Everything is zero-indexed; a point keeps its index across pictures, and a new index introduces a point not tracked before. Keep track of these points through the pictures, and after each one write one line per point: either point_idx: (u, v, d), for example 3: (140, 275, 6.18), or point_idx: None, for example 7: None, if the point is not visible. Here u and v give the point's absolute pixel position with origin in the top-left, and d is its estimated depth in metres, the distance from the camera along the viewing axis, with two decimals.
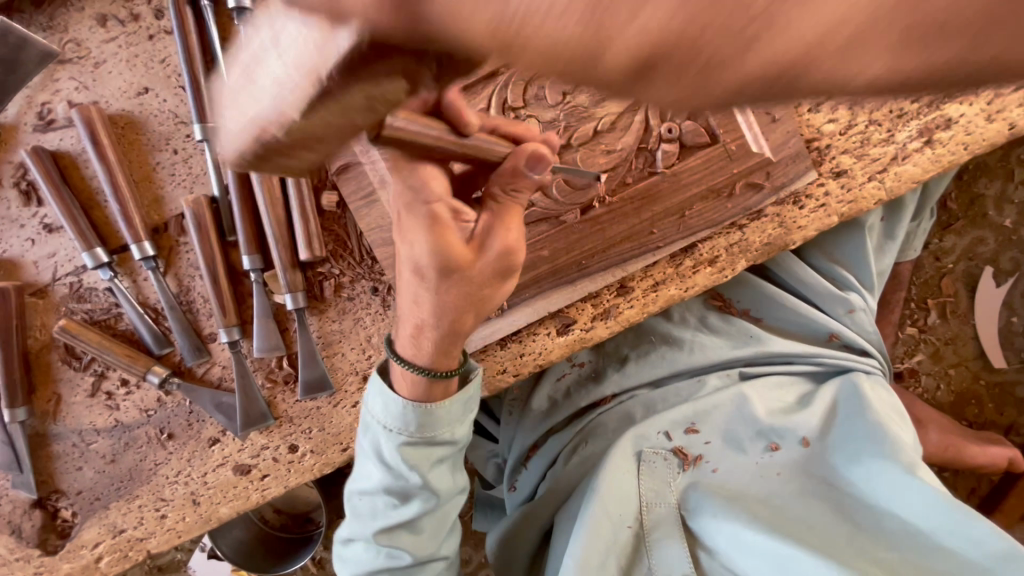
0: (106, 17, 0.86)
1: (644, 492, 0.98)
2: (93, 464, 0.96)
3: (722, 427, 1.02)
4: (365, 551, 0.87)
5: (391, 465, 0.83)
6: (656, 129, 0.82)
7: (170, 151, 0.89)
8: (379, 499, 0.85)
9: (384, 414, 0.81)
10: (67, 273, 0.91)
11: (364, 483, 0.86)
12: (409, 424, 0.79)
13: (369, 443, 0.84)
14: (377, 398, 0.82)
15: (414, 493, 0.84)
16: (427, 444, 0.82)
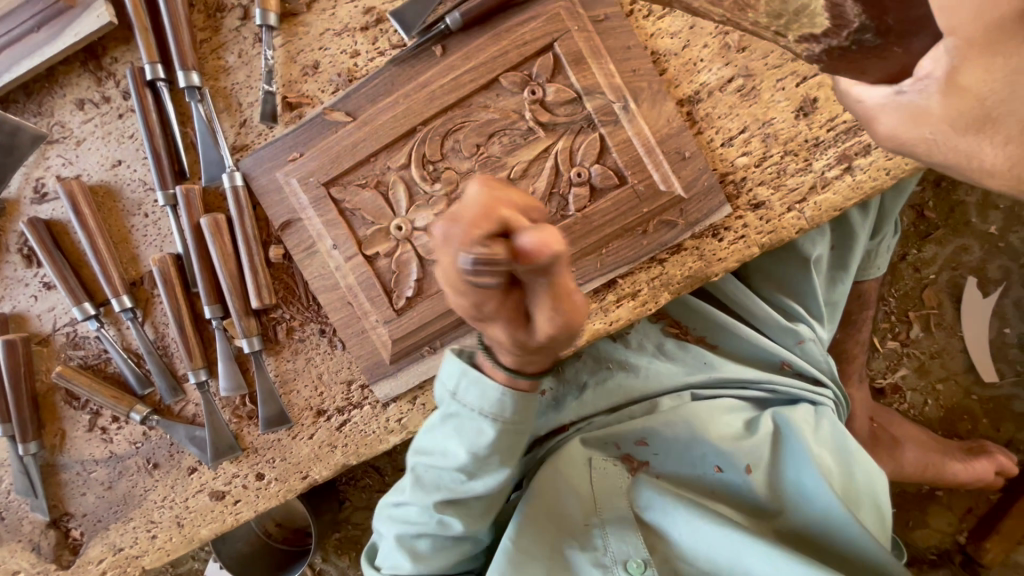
0: (84, 101, 0.99)
1: (595, 497, 1.00)
2: (94, 490, 1.09)
3: (672, 444, 1.01)
4: (420, 519, 0.89)
5: (475, 448, 0.82)
6: (565, 173, 0.86)
7: (142, 215, 1.00)
8: (450, 477, 0.86)
9: (480, 400, 0.79)
10: (64, 324, 1.05)
11: (435, 458, 0.86)
12: (504, 412, 0.78)
13: (451, 425, 0.83)
14: (473, 382, 0.79)
15: (486, 475, 0.86)
16: (514, 431, 0.81)
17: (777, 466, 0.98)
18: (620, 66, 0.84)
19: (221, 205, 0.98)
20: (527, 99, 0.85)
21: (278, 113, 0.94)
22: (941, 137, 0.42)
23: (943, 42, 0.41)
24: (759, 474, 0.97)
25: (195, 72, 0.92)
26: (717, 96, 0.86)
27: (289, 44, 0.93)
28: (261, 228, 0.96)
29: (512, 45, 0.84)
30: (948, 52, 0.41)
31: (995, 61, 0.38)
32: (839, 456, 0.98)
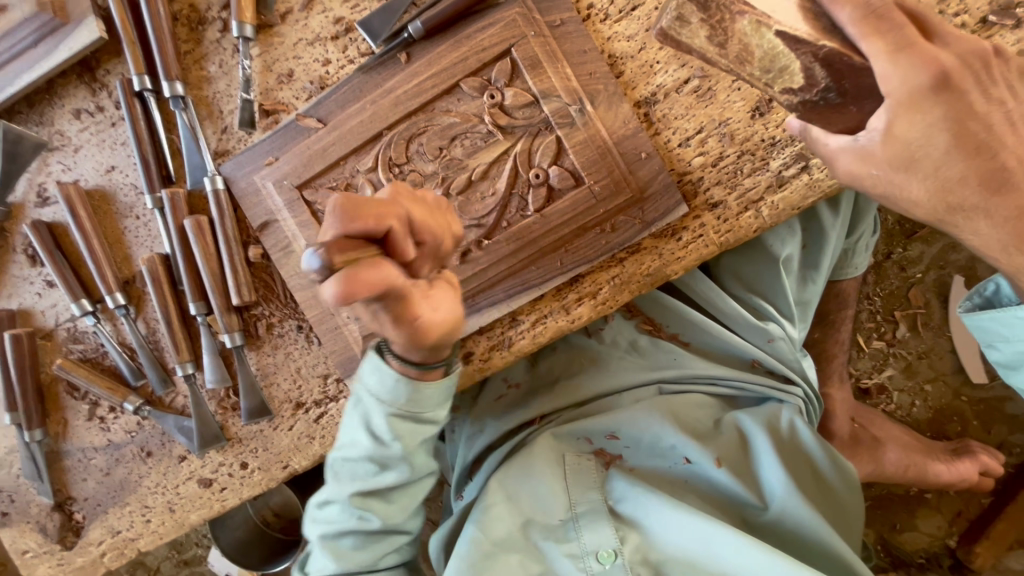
0: (80, 110, 1.05)
1: (568, 491, 1.00)
2: (94, 476, 1.16)
3: (643, 438, 1.02)
4: (342, 514, 0.93)
5: (378, 435, 0.89)
6: (525, 174, 0.88)
7: (134, 217, 1.06)
8: (363, 467, 0.91)
9: (379, 388, 0.86)
10: (65, 320, 1.12)
11: (347, 451, 0.92)
12: (399, 399, 0.85)
13: (358, 415, 0.90)
14: (373, 373, 0.86)
15: (396, 464, 0.91)
16: (412, 419, 0.88)
17: (746, 463, 0.98)
18: (576, 69, 0.86)
19: (206, 207, 1.03)
20: (486, 103, 0.88)
21: (256, 120, 0.98)
22: (883, 173, 0.70)
23: (885, 103, 0.66)
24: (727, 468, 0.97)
25: (178, 82, 0.97)
26: (673, 98, 0.87)
27: (265, 54, 0.98)
28: (241, 229, 1.01)
29: (471, 51, 0.87)
30: (887, 111, 0.66)
31: (918, 117, 0.65)
32: (809, 455, 0.97)
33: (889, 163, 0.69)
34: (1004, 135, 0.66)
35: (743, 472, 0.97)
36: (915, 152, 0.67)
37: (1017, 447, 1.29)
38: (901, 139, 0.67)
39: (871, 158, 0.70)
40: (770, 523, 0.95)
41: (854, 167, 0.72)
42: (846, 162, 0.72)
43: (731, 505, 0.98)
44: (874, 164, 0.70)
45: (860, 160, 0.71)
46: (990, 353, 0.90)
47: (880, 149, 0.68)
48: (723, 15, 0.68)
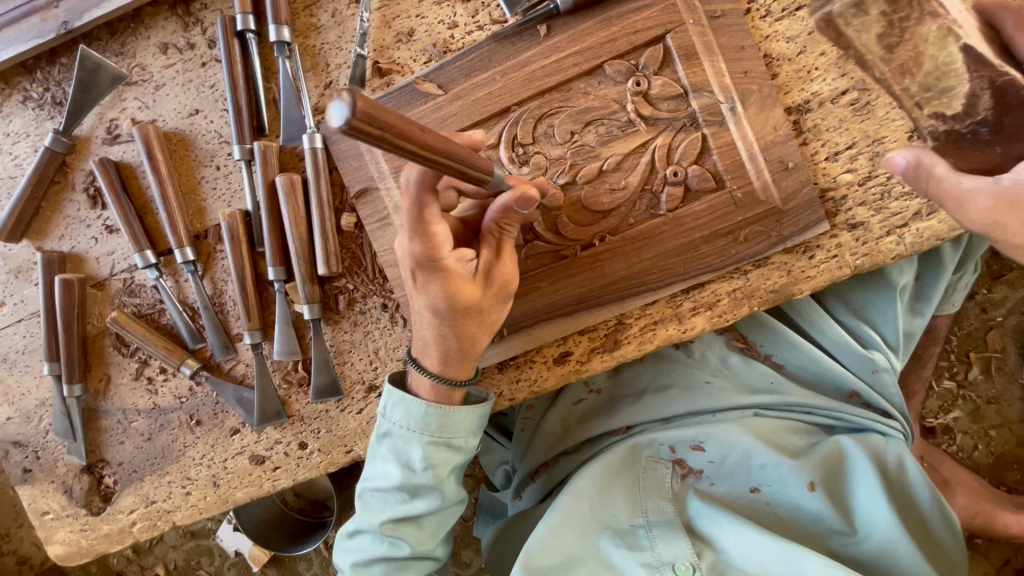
0: (167, 45, 0.97)
1: (643, 498, 0.97)
2: (133, 440, 1.07)
3: (730, 454, 0.98)
4: (372, 544, 0.86)
5: (409, 464, 0.83)
6: (661, 171, 0.83)
7: (213, 167, 0.98)
8: (392, 497, 0.85)
9: (406, 418, 0.83)
10: (121, 270, 1.03)
11: (377, 482, 0.86)
12: (431, 426, 0.82)
13: (386, 447, 0.85)
14: (397, 405, 0.84)
15: (426, 492, 0.84)
16: (446, 446, 0.84)
17: (839, 490, 0.95)
18: (731, 65, 0.81)
19: (296, 165, 0.96)
20: (630, 90, 0.82)
21: (366, 78, 0.91)
22: None
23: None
24: (819, 493, 0.93)
25: (286, 27, 0.89)
26: (827, 108, 0.82)
27: (385, 8, 0.91)
28: (335, 194, 0.94)
29: (622, 31, 0.82)
30: None
31: None
32: (906, 489, 0.94)
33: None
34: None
35: (835, 499, 0.93)
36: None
37: None
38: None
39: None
40: (857, 554, 0.91)
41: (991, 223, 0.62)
42: (983, 205, 0.62)
43: (816, 532, 0.93)
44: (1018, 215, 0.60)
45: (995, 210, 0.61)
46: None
47: None
48: (912, 12, 0.61)
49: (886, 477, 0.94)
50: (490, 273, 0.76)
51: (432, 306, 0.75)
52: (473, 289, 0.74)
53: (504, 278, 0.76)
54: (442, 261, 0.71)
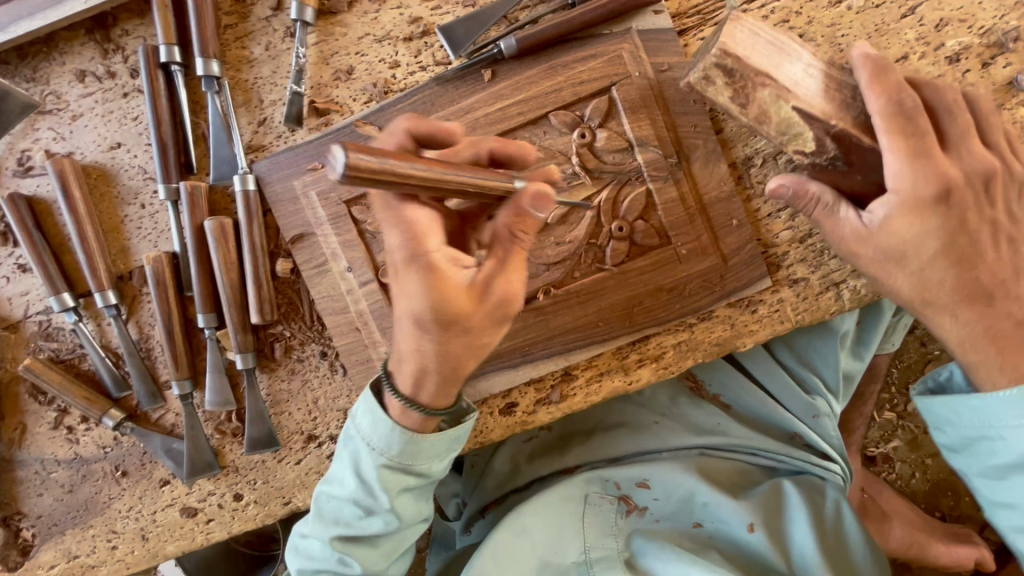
0: (85, 73, 0.90)
1: (583, 535, 0.94)
2: (53, 492, 1.00)
3: (675, 492, 0.97)
4: (322, 552, 0.83)
5: (366, 480, 0.80)
6: (607, 225, 0.81)
7: (138, 205, 0.92)
8: (346, 509, 0.82)
9: (370, 432, 0.79)
10: (37, 312, 0.96)
11: (334, 488, 0.83)
12: (391, 447, 0.78)
13: (348, 455, 0.81)
14: (366, 415, 0.79)
15: (381, 512, 0.81)
16: (403, 470, 0.80)
17: (780, 530, 0.94)
18: (677, 119, 0.80)
19: (228, 206, 0.90)
20: (575, 142, 0.80)
21: (304, 117, 0.87)
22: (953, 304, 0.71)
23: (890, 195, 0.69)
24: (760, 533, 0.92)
25: (215, 61, 0.84)
26: (771, 163, 0.82)
27: (323, 44, 0.86)
28: (270, 238, 0.89)
29: (568, 82, 0.79)
30: (891, 202, 0.69)
31: (915, 220, 0.68)
32: (846, 535, 0.95)
33: (913, 262, 0.70)
34: (987, 252, 0.70)
35: (774, 541, 0.93)
36: (938, 245, 0.69)
37: None
38: (894, 234, 0.69)
39: (958, 260, 0.69)
40: None
41: (916, 285, 0.72)
42: (900, 215, 0.68)
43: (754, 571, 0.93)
44: (884, 235, 0.70)
45: (930, 257, 0.70)
46: (936, 435, 0.80)
47: (877, 232, 0.70)
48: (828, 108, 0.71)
49: (823, 527, 0.95)
50: (488, 289, 0.68)
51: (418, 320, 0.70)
52: (463, 298, 0.68)
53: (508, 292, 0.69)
54: (427, 253, 0.67)
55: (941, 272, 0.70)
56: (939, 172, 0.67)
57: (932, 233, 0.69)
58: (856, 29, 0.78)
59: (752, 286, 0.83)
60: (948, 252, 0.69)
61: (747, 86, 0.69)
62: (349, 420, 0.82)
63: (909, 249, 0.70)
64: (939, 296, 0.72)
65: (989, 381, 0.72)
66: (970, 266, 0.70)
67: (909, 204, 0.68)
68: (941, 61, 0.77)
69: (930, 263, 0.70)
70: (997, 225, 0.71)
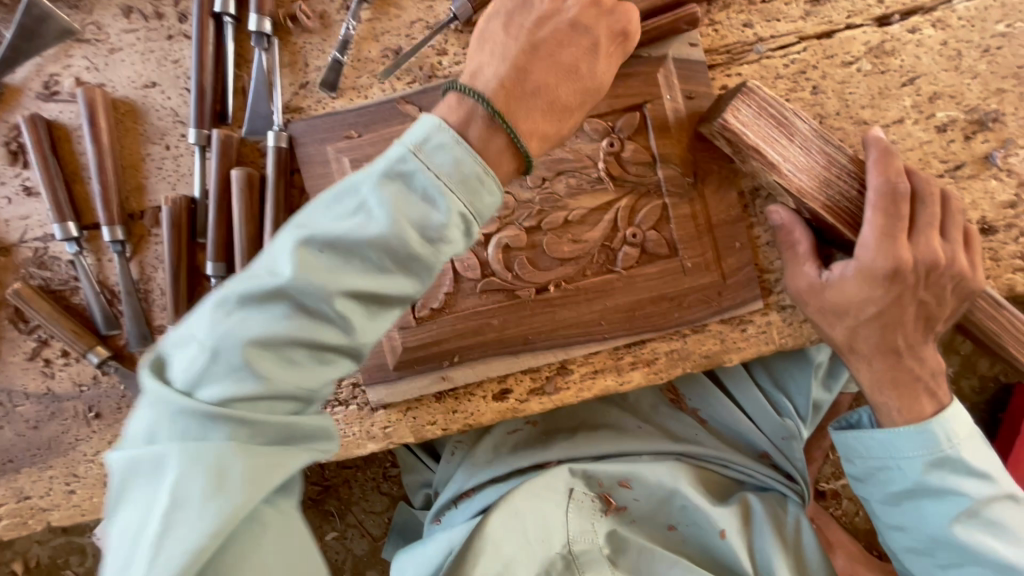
0: (132, 9, 0.91)
1: (568, 526, 0.97)
2: (15, 427, 0.96)
3: (654, 494, 1.02)
4: (276, 315, 0.62)
5: (401, 229, 0.63)
6: (622, 230, 0.87)
7: (162, 146, 0.92)
8: (351, 266, 0.64)
9: (445, 169, 0.65)
10: (34, 238, 0.93)
11: (340, 228, 0.63)
12: (459, 185, 0.65)
13: (386, 190, 0.64)
14: (440, 150, 0.66)
15: (404, 274, 0.66)
16: (461, 228, 0.67)
17: (747, 538, 1.01)
18: (697, 145, 0.86)
19: (256, 160, 0.91)
20: (603, 149, 0.86)
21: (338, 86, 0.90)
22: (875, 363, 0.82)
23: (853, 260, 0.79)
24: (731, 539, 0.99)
25: (269, 19, 0.86)
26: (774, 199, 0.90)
27: (375, 21, 0.90)
28: (293, 198, 0.90)
29: (604, 93, 0.85)
30: (851, 266, 0.78)
31: (864, 286, 0.78)
32: (805, 548, 1.02)
33: (851, 319, 0.80)
34: (908, 326, 0.81)
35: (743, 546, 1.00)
36: (871, 313, 0.79)
37: None
38: (843, 291, 0.79)
39: (884, 322, 0.80)
40: None
41: (849, 337, 0.82)
42: (856, 280, 0.78)
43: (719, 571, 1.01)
44: (832, 291, 0.80)
45: (862, 317, 0.80)
46: (846, 466, 0.89)
47: (832, 287, 0.80)
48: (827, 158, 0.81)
49: (785, 537, 1.02)
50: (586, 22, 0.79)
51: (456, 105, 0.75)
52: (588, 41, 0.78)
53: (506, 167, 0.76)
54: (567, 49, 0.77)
55: (870, 335, 0.81)
56: (902, 252, 0.77)
57: (873, 304, 0.79)
58: (862, 89, 0.87)
59: (744, 307, 0.89)
60: (877, 316, 0.79)
61: (763, 128, 0.79)
62: (305, 220, 0.64)
63: (848, 311, 0.80)
64: (861, 348, 0.82)
65: (894, 420, 0.83)
66: (897, 332, 0.80)
67: (865, 277, 0.78)
68: (931, 129, 0.87)
69: (865, 328, 0.80)
70: (926, 304, 0.80)
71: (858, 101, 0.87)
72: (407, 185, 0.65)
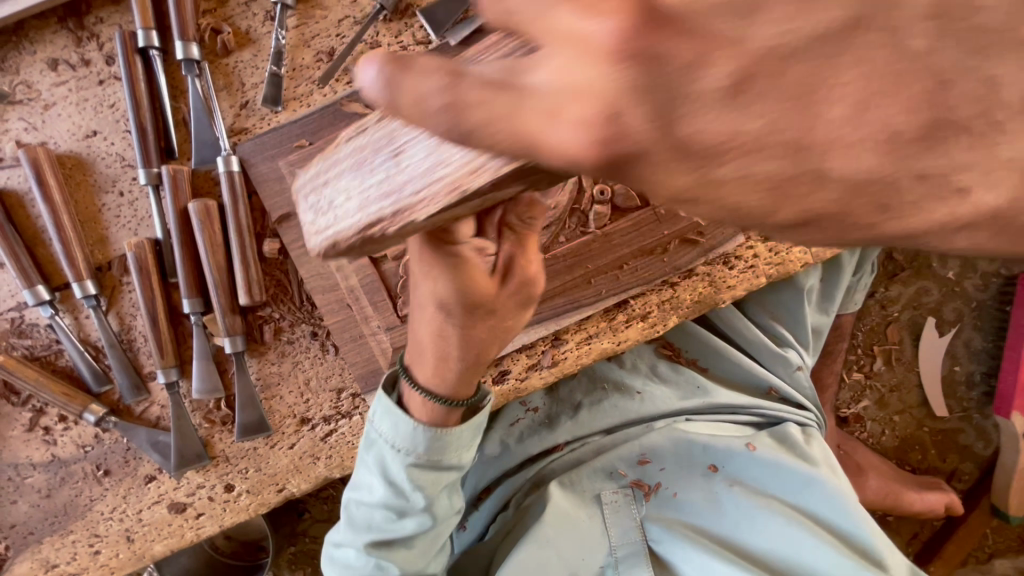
0: (57, 61, 0.89)
1: (608, 535, 0.97)
2: (28, 498, 0.96)
3: (675, 464, 1.01)
4: (358, 560, 0.84)
5: (394, 483, 0.81)
6: (588, 191, 0.85)
7: (116, 193, 0.91)
8: (378, 514, 0.83)
9: (392, 433, 0.80)
10: (8, 308, 0.92)
11: (362, 494, 0.84)
12: (417, 445, 0.79)
13: (373, 457, 0.82)
14: (384, 416, 0.81)
15: (414, 513, 0.83)
16: (434, 466, 0.82)
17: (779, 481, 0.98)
18: None
19: (212, 189, 0.90)
20: None
21: (282, 98, 0.88)
22: None
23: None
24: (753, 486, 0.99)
25: (195, 45, 0.85)
26: None
27: (303, 26, 0.88)
28: (255, 220, 0.89)
29: None
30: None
31: None
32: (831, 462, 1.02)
33: None
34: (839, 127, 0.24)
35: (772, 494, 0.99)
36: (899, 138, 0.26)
37: (966, 476, 1.41)
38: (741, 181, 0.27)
39: None
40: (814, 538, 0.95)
41: None
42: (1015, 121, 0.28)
43: None
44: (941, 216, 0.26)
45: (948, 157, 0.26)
46: None
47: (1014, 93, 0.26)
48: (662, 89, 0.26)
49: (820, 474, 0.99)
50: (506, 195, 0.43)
51: (441, 299, 0.69)
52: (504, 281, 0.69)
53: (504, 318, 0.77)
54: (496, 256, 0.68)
55: None
56: None
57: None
58: None
59: (726, 243, 0.88)
60: None
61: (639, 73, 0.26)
62: (375, 430, 0.83)
63: None
64: None
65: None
66: None
67: None
68: None
69: None
70: None
71: None
72: (381, 458, 0.82)
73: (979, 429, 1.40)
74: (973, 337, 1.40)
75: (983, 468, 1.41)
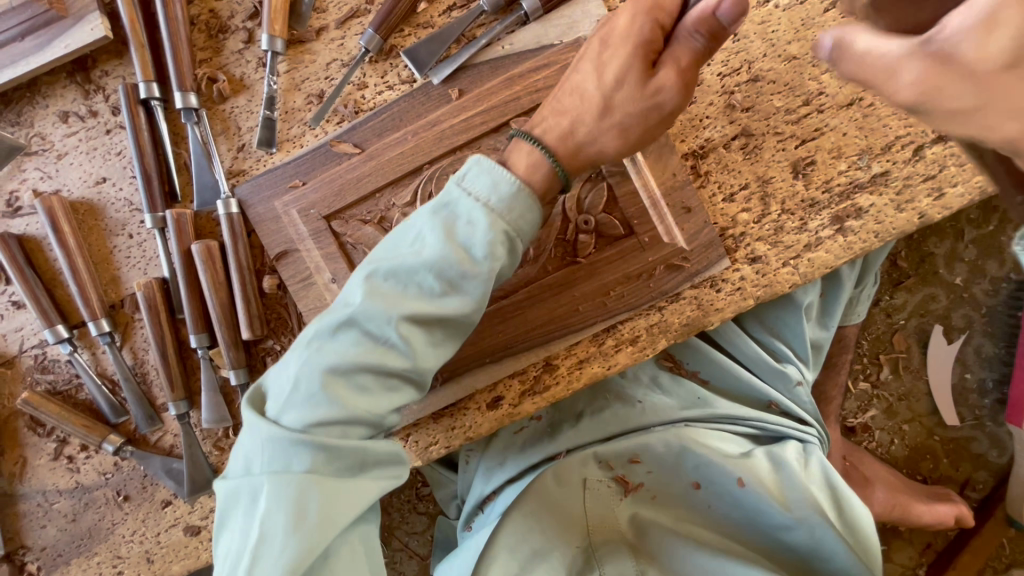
0: (68, 113, 0.94)
1: (588, 522, 0.98)
2: (56, 522, 1.02)
3: (664, 463, 1.02)
4: (354, 346, 0.70)
5: (462, 244, 0.71)
6: (573, 220, 0.87)
7: (126, 236, 0.96)
8: (418, 285, 0.71)
9: (486, 193, 0.72)
10: (32, 346, 0.99)
11: (403, 260, 0.71)
12: (508, 210, 0.71)
13: (439, 219, 0.72)
14: (482, 176, 0.72)
15: (465, 288, 0.72)
16: (506, 242, 0.72)
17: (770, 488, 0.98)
18: None
19: (214, 230, 0.94)
20: None
21: (275, 139, 0.92)
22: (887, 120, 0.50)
23: None
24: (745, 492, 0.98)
25: (193, 94, 0.89)
26: (720, 151, 0.89)
27: (294, 71, 0.92)
28: (255, 257, 0.93)
29: (525, 89, 0.85)
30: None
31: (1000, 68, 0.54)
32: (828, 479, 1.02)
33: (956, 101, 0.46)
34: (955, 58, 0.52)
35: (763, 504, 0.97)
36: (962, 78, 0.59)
37: (980, 485, 1.38)
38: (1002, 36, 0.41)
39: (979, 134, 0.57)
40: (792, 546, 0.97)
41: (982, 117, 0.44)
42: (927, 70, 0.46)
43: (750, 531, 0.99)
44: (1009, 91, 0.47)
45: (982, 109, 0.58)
46: None
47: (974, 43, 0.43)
48: None
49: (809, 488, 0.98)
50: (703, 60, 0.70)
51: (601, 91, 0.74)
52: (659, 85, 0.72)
53: (662, 89, 0.71)
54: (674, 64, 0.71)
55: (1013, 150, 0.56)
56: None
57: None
58: (783, 26, 0.87)
59: (713, 267, 0.89)
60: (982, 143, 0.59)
61: None
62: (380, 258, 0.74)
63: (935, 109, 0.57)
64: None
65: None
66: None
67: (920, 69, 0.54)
68: None
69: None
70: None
71: (782, 39, 0.88)
72: (451, 213, 0.72)
73: (992, 438, 1.37)
74: (983, 343, 1.37)
75: (998, 477, 1.38)
